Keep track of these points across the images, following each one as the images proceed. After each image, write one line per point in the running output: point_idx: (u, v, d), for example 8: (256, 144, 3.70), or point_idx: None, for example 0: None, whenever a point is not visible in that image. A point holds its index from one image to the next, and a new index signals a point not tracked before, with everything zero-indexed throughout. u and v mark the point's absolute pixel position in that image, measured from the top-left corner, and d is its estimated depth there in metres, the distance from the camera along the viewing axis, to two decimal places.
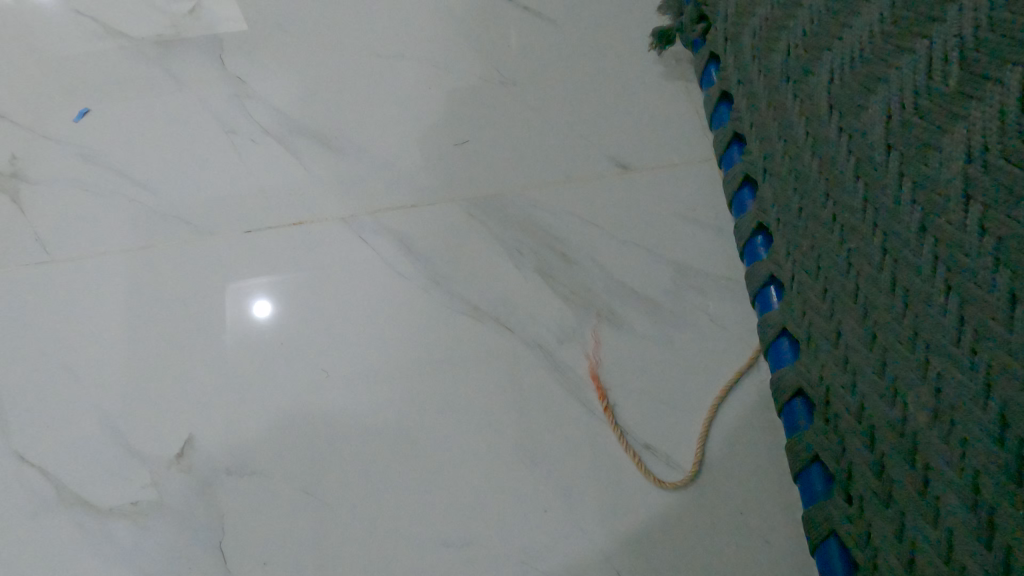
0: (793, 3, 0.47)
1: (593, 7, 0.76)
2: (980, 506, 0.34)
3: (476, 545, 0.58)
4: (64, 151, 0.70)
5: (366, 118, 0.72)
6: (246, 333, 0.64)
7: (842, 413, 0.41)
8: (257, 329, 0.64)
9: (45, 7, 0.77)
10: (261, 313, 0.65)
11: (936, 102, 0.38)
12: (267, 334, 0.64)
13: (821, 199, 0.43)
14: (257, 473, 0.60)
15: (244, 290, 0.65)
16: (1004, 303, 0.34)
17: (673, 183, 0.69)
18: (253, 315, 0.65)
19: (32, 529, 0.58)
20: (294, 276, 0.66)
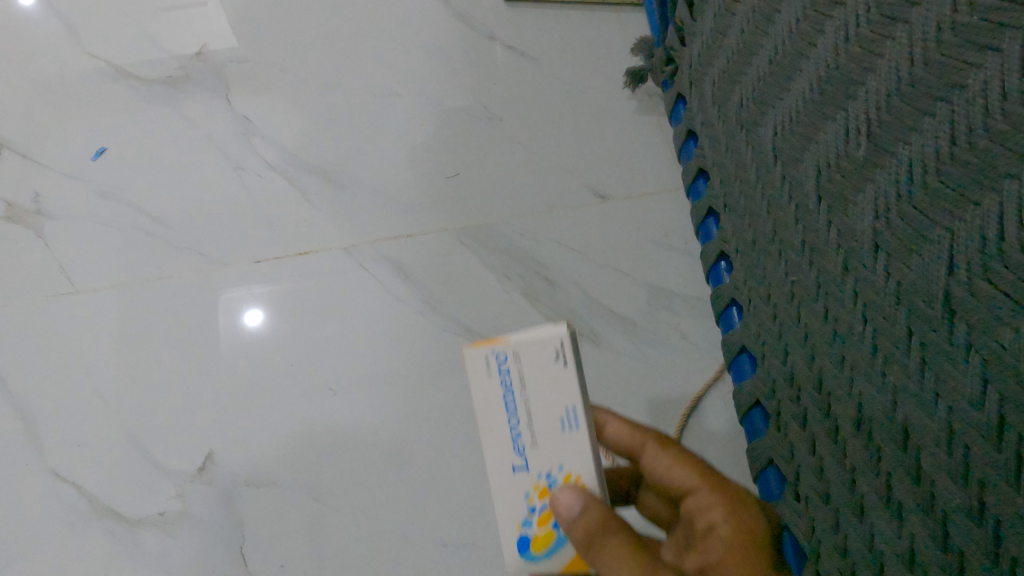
0: (749, 52, 0.47)
1: (574, 47, 0.82)
2: (892, 505, 0.36)
3: (473, 546, 0.65)
4: (85, 188, 0.76)
5: (364, 152, 0.77)
6: (245, 347, 0.70)
7: (791, 422, 0.42)
8: (251, 335, 0.70)
9: (53, 44, 0.79)
10: (250, 319, 0.71)
11: (851, 156, 0.39)
12: (265, 345, 0.70)
13: (768, 231, 0.45)
14: (271, 483, 0.66)
15: (234, 300, 0.71)
16: (903, 338, 0.36)
17: (646, 212, 0.76)
18: (244, 322, 0.71)
19: (71, 539, 0.64)
20: (277, 286, 0.72)
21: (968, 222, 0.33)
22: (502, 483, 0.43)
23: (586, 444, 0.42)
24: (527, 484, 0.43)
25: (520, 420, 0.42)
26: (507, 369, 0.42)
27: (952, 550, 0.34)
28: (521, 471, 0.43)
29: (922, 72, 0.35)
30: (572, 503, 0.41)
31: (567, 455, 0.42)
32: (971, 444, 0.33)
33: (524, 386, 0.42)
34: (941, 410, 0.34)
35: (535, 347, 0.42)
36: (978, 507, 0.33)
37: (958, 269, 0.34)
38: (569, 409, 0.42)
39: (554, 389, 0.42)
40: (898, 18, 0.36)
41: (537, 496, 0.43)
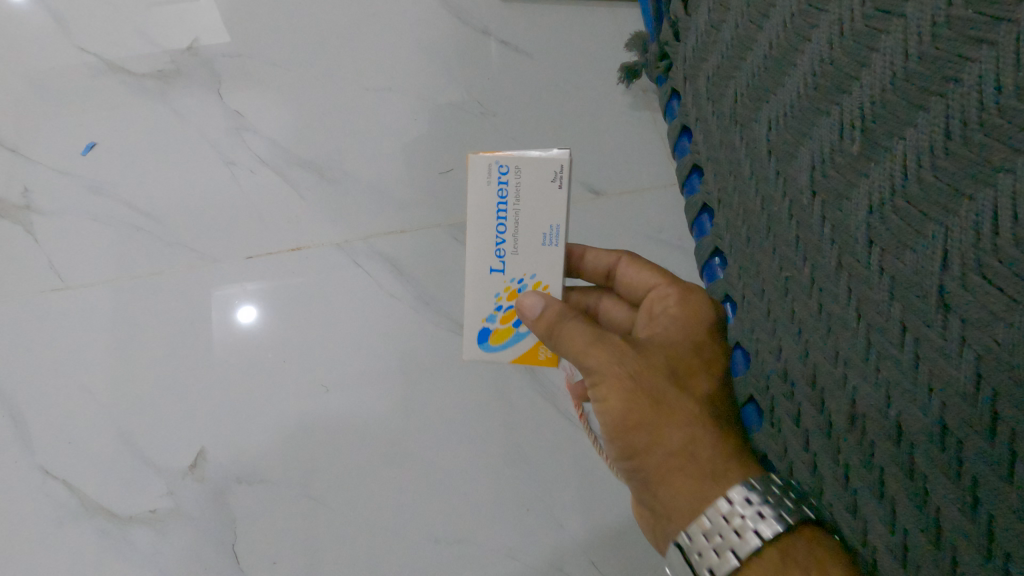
0: (743, 47, 0.46)
1: (568, 42, 0.81)
2: (886, 499, 0.36)
3: (466, 543, 0.65)
4: (75, 184, 0.75)
5: (357, 148, 0.77)
6: (236, 343, 0.70)
7: (784, 417, 0.42)
8: (242, 332, 0.70)
9: (40, 38, 0.78)
10: (242, 316, 0.70)
11: (846, 151, 0.39)
12: (256, 341, 0.70)
13: (762, 227, 0.44)
14: (264, 480, 0.66)
15: (226, 297, 0.71)
16: (898, 333, 0.36)
17: (640, 209, 0.76)
18: (236, 318, 0.70)
19: (61, 537, 0.64)
20: (268, 283, 0.71)
21: (961, 217, 0.33)
22: (478, 279, 0.52)
23: (557, 259, 0.51)
24: (498, 286, 0.52)
25: (506, 225, 0.50)
26: (506, 182, 0.49)
27: (945, 546, 0.34)
28: (497, 273, 0.51)
29: (918, 66, 0.35)
30: (536, 303, 0.49)
31: (539, 269, 0.51)
32: (964, 439, 0.33)
33: (517, 198, 0.49)
34: (934, 406, 0.34)
35: (533, 171, 0.49)
36: (971, 502, 0.33)
37: (952, 264, 0.33)
38: (552, 226, 0.50)
39: (541, 207, 0.50)
40: (894, 13, 0.36)
41: (507, 295, 0.52)
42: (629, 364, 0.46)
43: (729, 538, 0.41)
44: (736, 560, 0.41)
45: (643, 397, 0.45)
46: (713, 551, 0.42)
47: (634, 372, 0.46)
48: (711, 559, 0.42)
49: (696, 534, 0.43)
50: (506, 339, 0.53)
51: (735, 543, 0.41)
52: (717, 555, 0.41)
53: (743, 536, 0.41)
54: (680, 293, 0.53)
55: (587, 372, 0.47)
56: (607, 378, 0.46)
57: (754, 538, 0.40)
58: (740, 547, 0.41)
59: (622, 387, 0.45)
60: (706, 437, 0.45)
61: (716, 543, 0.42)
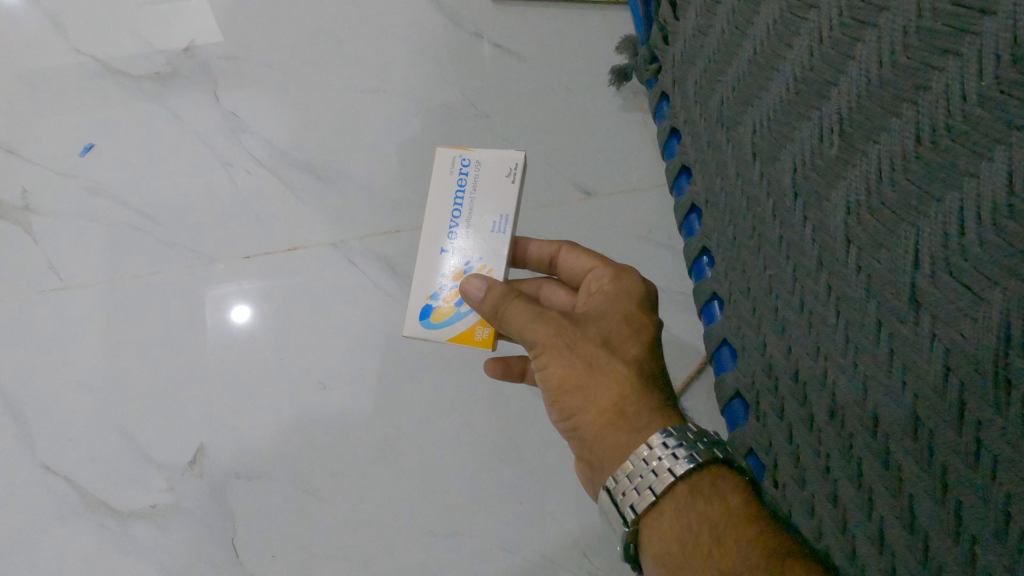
0: (728, 53, 0.48)
1: (560, 44, 0.83)
2: (863, 488, 0.38)
3: (461, 536, 0.66)
4: (73, 184, 0.76)
5: (352, 149, 0.78)
6: (234, 341, 0.71)
7: (768, 411, 0.44)
8: (240, 330, 0.71)
9: (39, 40, 0.79)
10: (239, 316, 0.72)
11: (825, 155, 0.40)
12: (254, 340, 0.71)
13: (748, 227, 0.46)
14: (262, 476, 0.67)
15: (223, 297, 0.72)
16: (874, 329, 0.37)
17: (631, 208, 0.78)
18: (233, 318, 0.71)
19: (63, 531, 0.65)
20: (265, 283, 0.73)
21: (932, 218, 0.35)
22: (429, 257, 0.52)
23: (504, 246, 0.51)
24: (447, 267, 0.52)
25: (461, 210, 0.52)
26: (466, 171, 0.52)
27: (917, 530, 0.35)
28: (447, 253, 0.52)
29: (891, 73, 0.36)
30: (479, 286, 0.48)
31: (486, 253, 0.51)
32: (934, 429, 0.34)
33: (474, 187, 0.52)
34: (907, 397, 0.36)
35: (491, 166, 0.52)
36: (940, 489, 0.34)
37: (923, 262, 0.35)
38: (502, 216, 0.51)
39: (495, 197, 0.51)
40: (869, 22, 0.37)
41: (453, 277, 0.52)
42: (563, 331, 0.46)
43: (647, 478, 0.43)
44: (653, 495, 0.43)
45: (577, 362, 0.46)
46: (635, 489, 0.43)
47: (568, 339, 0.46)
48: (633, 498, 0.43)
49: (620, 477, 0.44)
50: (447, 318, 0.52)
51: (652, 481, 0.43)
52: (638, 492, 0.43)
53: (660, 475, 0.43)
54: (613, 271, 0.54)
55: (524, 340, 0.47)
56: (542, 343, 0.46)
57: (669, 476, 0.43)
58: (658, 484, 0.43)
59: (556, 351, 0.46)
60: (635, 397, 0.46)
61: (638, 483, 0.43)
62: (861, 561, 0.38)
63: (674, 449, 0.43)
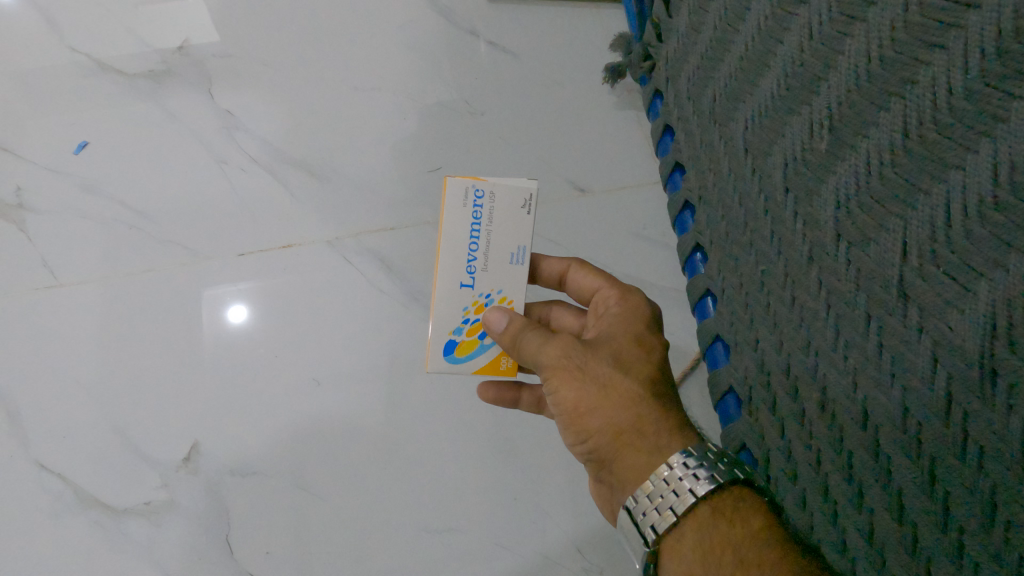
0: (721, 50, 0.48)
1: (555, 43, 0.83)
2: (854, 481, 0.38)
3: (455, 532, 0.66)
4: (67, 182, 0.76)
5: (347, 147, 0.78)
6: (228, 339, 0.71)
7: (761, 406, 0.44)
8: (234, 329, 0.71)
9: (32, 38, 0.79)
10: (233, 315, 0.72)
11: (816, 150, 0.40)
12: (249, 337, 0.71)
13: (740, 223, 0.46)
14: (257, 473, 0.67)
15: (217, 296, 0.72)
16: (864, 323, 0.38)
17: (625, 206, 0.78)
18: (227, 317, 0.71)
19: (57, 529, 0.65)
20: (259, 282, 0.73)
21: (920, 212, 0.35)
22: (448, 294, 0.50)
23: (523, 277, 0.50)
24: (466, 300, 0.50)
25: (479, 245, 0.49)
26: (480, 205, 0.49)
27: (907, 522, 0.35)
28: (466, 288, 0.50)
29: (880, 68, 0.36)
30: (501, 317, 0.49)
31: (507, 285, 0.50)
32: (922, 421, 0.35)
33: (490, 220, 0.49)
34: (896, 390, 0.36)
35: (506, 196, 0.49)
36: (929, 480, 0.34)
37: (911, 256, 0.35)
38: (520, 246, 0.50)
39: (512, 229, 0.50)
40: (857, 17, 0.38)
41: (475, 310, 0.50)
42: (576, 353, 0.46)
43: (668, 497, 0.41)
44: (675, 515, 0.41)
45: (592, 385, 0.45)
46: (656, 509, 0.42)
47: (582, 361, 0.45)
48: (654, 518, 0.42)
49: (640, 497, 0.42)
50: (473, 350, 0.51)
51: (674, 501, 0.41)
52: (658, 512, 0.41)
53: (682, 495, 0.41)
54: (621, 292, 0.52)
55: (538, 365, 0.47)
56: (555, 366, 0.46)
57: (691, 496, 0.41)
58: (679, 504, 0.41)
59: (568, 373, 0.45)
60: (654, 417, 0.45)
61: (658, 503, 0.41)
62: (853, 553, 0.38)
63: (696, 469, 0.42)
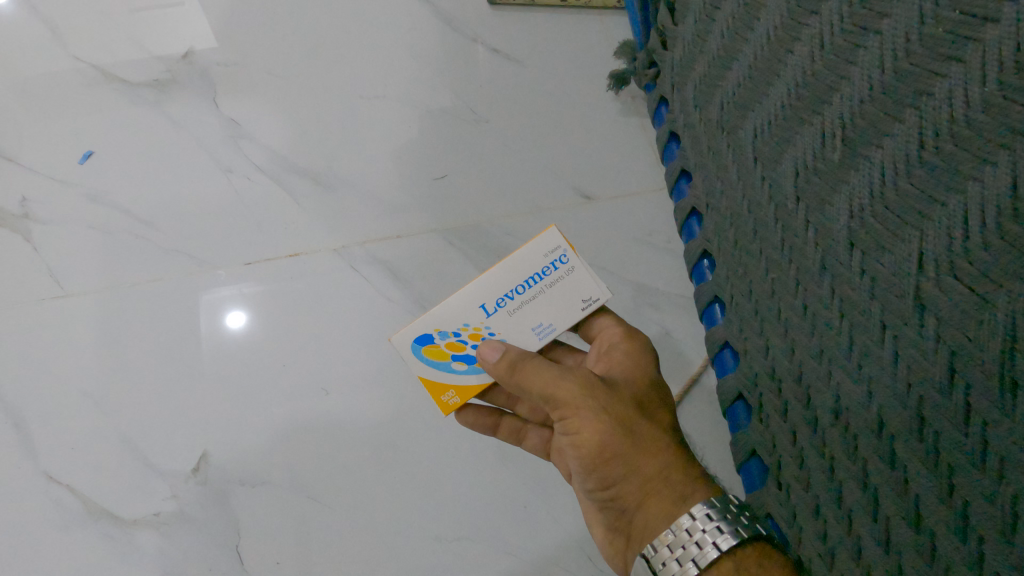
0: (729, 58, 0.48)
1: (558, 49, 0.83)
2: (868, 488, 0.38)
3: (465, 540, 0.66)
4: (73, 192, 0.76)
5: (352, 155, 0.78)
6: (227, 347, 0.71)
7: (773, 414, 0.44)
8: (234, 336, 0.71)
9: (37, 48, 0.79)
10: (233, 322, 0.71)
11: (828, 162, 0.41)
12: (250, 343, 0.71)
13: (749, 231, 0.46)
14: (266, 482, 0.67)
15: (217, 303, 0.72)
16: (878, 332, 0.38)
17: (630, 212, 0.78)
18: (227, 324, 0.71)
19: (66, 541, 0.65)
20: (258, 288, 0.73)
21: (935, 223, 0.35)
22: (469, 301, 0.49)
23: (528, 344, 0.50)
24: (473, 320, 0.49)
25: (521, 291, 0.49)
26: (556, 267, 0.49)
27: (924, 530, 0.36)
28: (481, 309, 0.49)
29: (897, 79, 0.36)
30: (495, 349, 0.48)
31: (516, 335, 0.49)
32: (939, 430, 0.35)
33: (549, 284, 0.49)
34: (911, 399, 0.36)
35: (564, 288, 0.49)
36: (946, 490, 0.35)
37: (927, 265, 0.35)
38: (549, 323, 0.50)
39: (557, 308, 0.50)
40: (871, 29, 0.38)
41: (471, 332, 0.49)
42: (599, 400, 0.47)
43: (690, 549, 0.44)
44: (697, 568, 0.43)
45: (616, 430, 0.47)
46: (676, 560, 0.44)
47: (608, 407, 0.47)
48: (675, 569, 0.44)
49: (660, 548, 0.45)
50: (435, 359, 0.51)
51: (696, 553, 0.43)
52: (679, 564, 0.44)
53: (704, 547, 0.43)
54: (627, 330, 0.54)
55: (560, 412, 0.47)
56: (583, 415, 0.46)
57: (713, 550, 0.43)
58: (701, 557, 0.43)
59: (596, 422, 0.46)
60: (678, 468, 0.48)
61: (679, 554, 0.44)
62: (868, 560, 0.38)
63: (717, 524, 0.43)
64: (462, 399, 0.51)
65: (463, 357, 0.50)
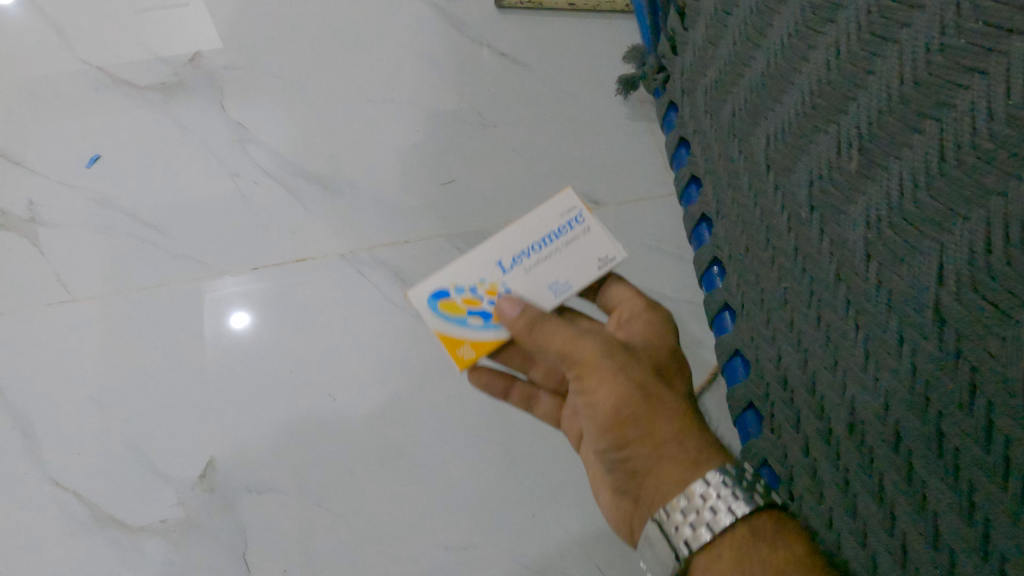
0: (742, 64, 0.48)
1: (565, 52, 0.83)
2: (884, 501, 0.37)
3: (473, 549, 0.66)
4: (79, 195, 0.76)
5: (359, 159, 0.78)
6: (229, 347, 0.71)
7: (784, 424, 0.42)
8: (237, 337, 0.71)
9: (44, 51, 0.79)
10: (236, 322, 0.71)
11: (843, 172, 0.40)
12: (253, 344, 0.71)
13: (762, 238, 0.45)
14: (273, 489, 0.66)
15: (220, 303, 0.72)
16: (896, 343, 0.37)
17: (639, 217, 0.78)
18: (230, 324, 0.71)
19: (72, 546, 0.65)
20: (261, 288, 0.72)
21: (956, 235, 0.35)
22: (485, 253, 0.47)
23: (544, 302, 0.47)
24: (491, 274, 0.47)
25: (539, 246, 0.47)
26: (573, 226, 0.48)
27: (941, 546, 0.35)
28: (497, 262, 0.47)
29: (917, 90, 0.36)
30: (515, 303, 0.45)
31: (531, 291, 0.47)
32: (960, 445, 0.34)
33: (566, 242, 0.48)
34: (929, 412, 0.36)
35: (581, 246, 0.48)
36: (967, 505, 0.34)
37: (948, 278, 0.35)
38: (566, 282, 0.47)
39: (575, 267, 0.47)
40: (889, 38, 0.38)
41: (487, 286, 0.47)
42: (619, 359, 0.45)
43: (703, 514, 0.42)
44: (709, 533, 0.42)
45: (635, 390, 0.45)
46: (689, 525, 0.43)
47: (626, 367, 0.45)
48: (687, 534, 0.43)
49: (672, 513, 0.44)
50: (448, 316, 0.47)
51: (709, 518, 0.42)
52: (692, 528, 0.43)
53: (717, 513, 0.42)
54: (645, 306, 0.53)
55: (578, 369, 0.46)
56: (602, 375, 0.45)
57: (727, 516, 0.42)
58: (714, 522, 0.42)
59: (616, 383, 0.45)
60: (693, 434, 0.46)
61: (692, 518, 0.43)
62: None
63: (732, 492, 0.42)
64: (478, 355, 0.47)
65: (479, 313, 0.47)
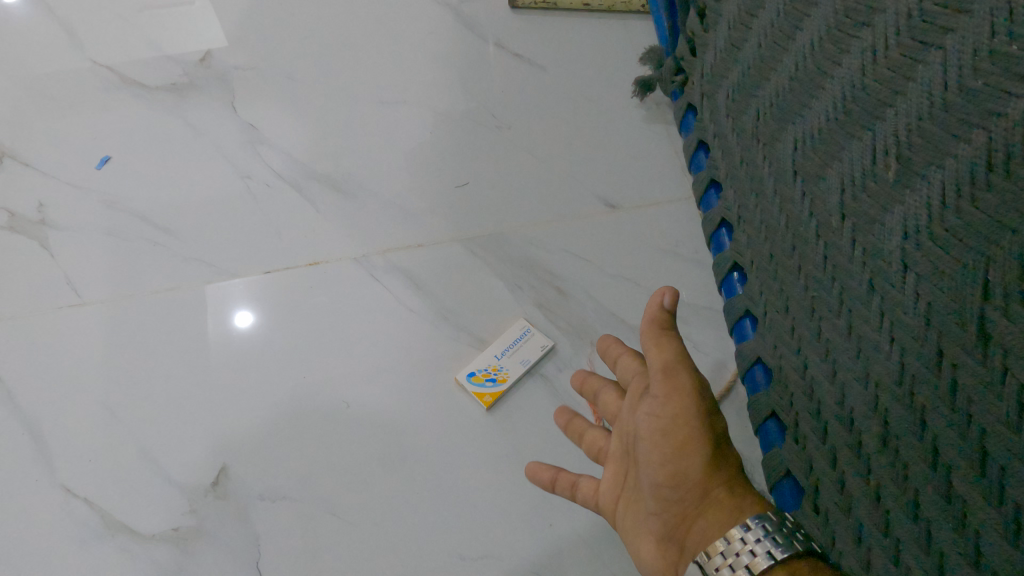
0: (768, 68, 0.47)
1: (577, 56, 0.83)
2: (920, 518, 0.36)
3: (490, 559, 0.64)
4: (90, 197, 0.75)
5: (371, 162, 0.77)
6: (235, 348, 0.70)
7: (811, 435, 0.41)
8: (242, 338, 0.70)
9: (59, 55, 0.80)
10: (241, 321, 0.71)
11: (879, 181, 0.39)
12: (259, 346, 0.70)
13: (787, 245, 0.44)
14: (287, 497, 0.65)
15: (224, 301, 0.71)
16: (934, 357, 0.36)
17: (654, 221, 0.76)
18: (235, 323, 0.71)
19: (81, 555, 0.63)
20: (269, 287, 0.72)
21: (1004, 249, 0.34)
22: None
23: None
24: None
25: None
26: None
27: (983, 568, 0.33)
28: None
29: (963, 98, 0.35)
30: None
31: None
32: (1005, 463, 0.33)
33: None
34: (971, 429, 0.34)
35: None
36: (1013, 526, 0.33)
37: (993, 293, 0.34)
38: None
39: None
40: (931, 44, 0.37)
41: None
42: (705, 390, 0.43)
43: (743, 557, 0.39)
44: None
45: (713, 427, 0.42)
46: (730, 567, 0.39)
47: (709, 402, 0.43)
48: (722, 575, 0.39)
49: (716, 554, 0.40)
50: None
51: (748, 561, 0.38)
52: (731, 570, 0.39)
53: (756, 557, 0.38)
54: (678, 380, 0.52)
55: (666, 389, 0.42)
56: (690, 400, 0.42)
57: (766, 559, 0.38)
58: (753, 565, 0.38)
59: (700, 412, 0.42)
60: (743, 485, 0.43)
61: (733, 560, 0.39)
62: None
63: (769, 533, 0.38)
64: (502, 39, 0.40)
65: None
